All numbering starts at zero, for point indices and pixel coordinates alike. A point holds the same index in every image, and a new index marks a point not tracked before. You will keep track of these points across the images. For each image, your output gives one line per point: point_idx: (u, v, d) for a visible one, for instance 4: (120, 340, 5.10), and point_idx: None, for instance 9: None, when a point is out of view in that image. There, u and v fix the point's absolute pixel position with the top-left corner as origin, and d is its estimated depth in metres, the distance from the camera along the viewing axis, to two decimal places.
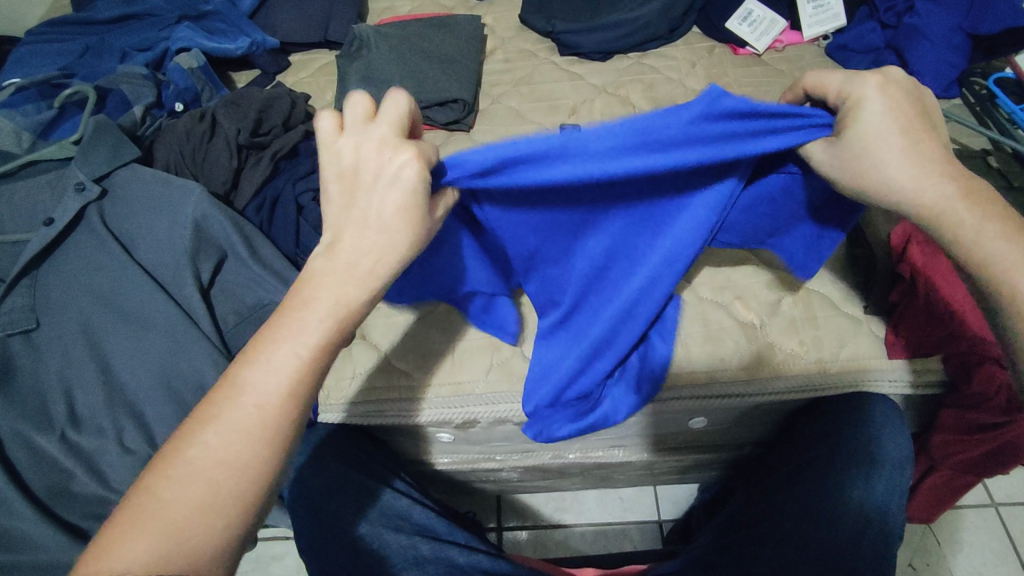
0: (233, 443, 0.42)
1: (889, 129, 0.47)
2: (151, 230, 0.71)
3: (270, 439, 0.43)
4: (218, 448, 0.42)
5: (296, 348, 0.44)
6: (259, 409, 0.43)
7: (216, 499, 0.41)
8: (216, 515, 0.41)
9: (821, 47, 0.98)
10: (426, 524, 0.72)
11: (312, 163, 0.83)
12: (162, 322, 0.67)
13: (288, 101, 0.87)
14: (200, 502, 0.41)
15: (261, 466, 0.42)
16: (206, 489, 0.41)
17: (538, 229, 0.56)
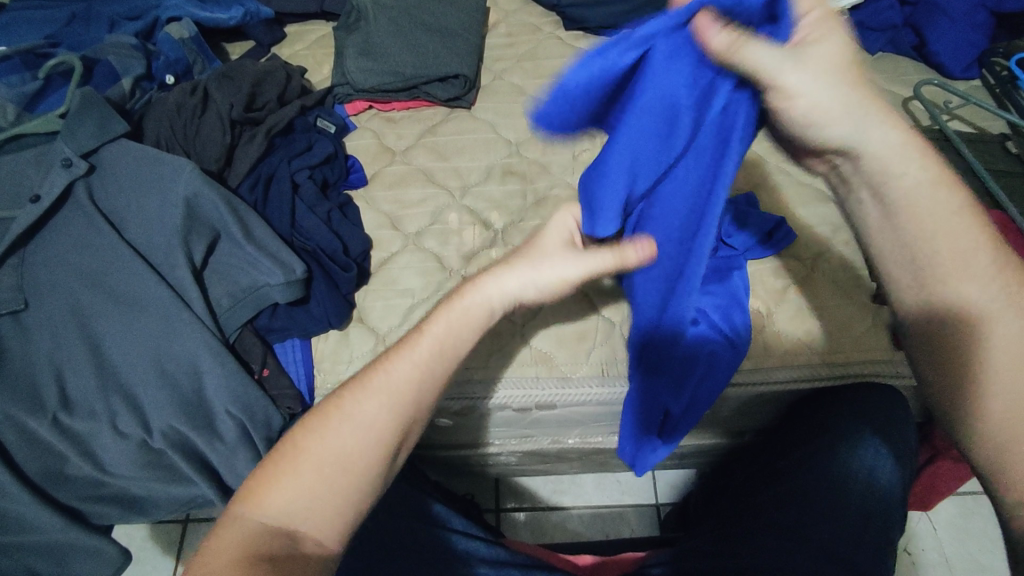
0: (383, 405, 0.48)
1: (836, 69, 0.46)
2: (141, 208, 0.69)
3: (423, 392, 0.50)
4: (376, 410, 0.48)
5: (451, 320, 0.52)
6: (382, 411, 0.48)
7: (370, 446, 0.47)
8: (367, 462, 0.47)
9: None
10: (424, 511, 0.71)
11: (309, 139, 0.82)
12: (154, 304, 0.65)
13: (282, 75, 0.85)
14: (356, 450, 0.47)
15: (395, 434, 0.48)
16: (348, 456, 0.46)
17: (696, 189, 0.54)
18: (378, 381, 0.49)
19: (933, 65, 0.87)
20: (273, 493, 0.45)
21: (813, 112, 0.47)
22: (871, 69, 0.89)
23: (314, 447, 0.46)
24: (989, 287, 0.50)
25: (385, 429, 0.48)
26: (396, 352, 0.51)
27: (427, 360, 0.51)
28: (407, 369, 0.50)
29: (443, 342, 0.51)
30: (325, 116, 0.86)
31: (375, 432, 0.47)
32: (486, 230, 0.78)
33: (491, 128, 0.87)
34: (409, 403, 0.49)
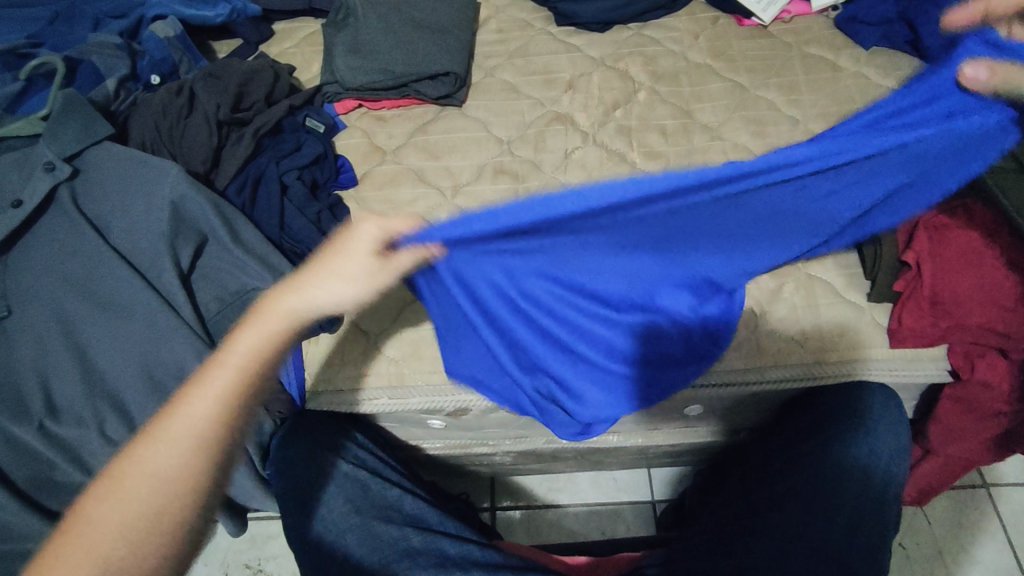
0: (172, 453, 0.45)
1: None
2: (125, 212, 0.68)
3: (223, 416, 0.47)
4: (161, 459, 0.45)
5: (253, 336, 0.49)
6: (190, 454, 0.46)
7: (167, 489, 0.44)
8: (168, 505, 0.44)
9: (831, 18, 0.94)
10: (417, 515, 0.71)
11: (297, 139, 0.81)
12: (141, 309, 0.65)
13: (270, 74, 0.84)
14: (147, 501, 0.44)
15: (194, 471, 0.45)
16: (138, 512, 0.43)
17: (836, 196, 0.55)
18: (180, 423, 0.46)
19: (927, 60, 0.86)
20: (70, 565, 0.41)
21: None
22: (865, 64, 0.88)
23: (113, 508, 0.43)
24: None
25: (188, 469, 0.45)
26: (197, 386, 0.47)
27: (231, 393, 0.48)
28: (213, 404, 0.47)
29: (244, 366, 0.48)
30: (314, 115, 0.85)
31: (183, 475, 0.45)
32: None
33: (483, 126, 0.87)
34: (208, 436, 0.46)
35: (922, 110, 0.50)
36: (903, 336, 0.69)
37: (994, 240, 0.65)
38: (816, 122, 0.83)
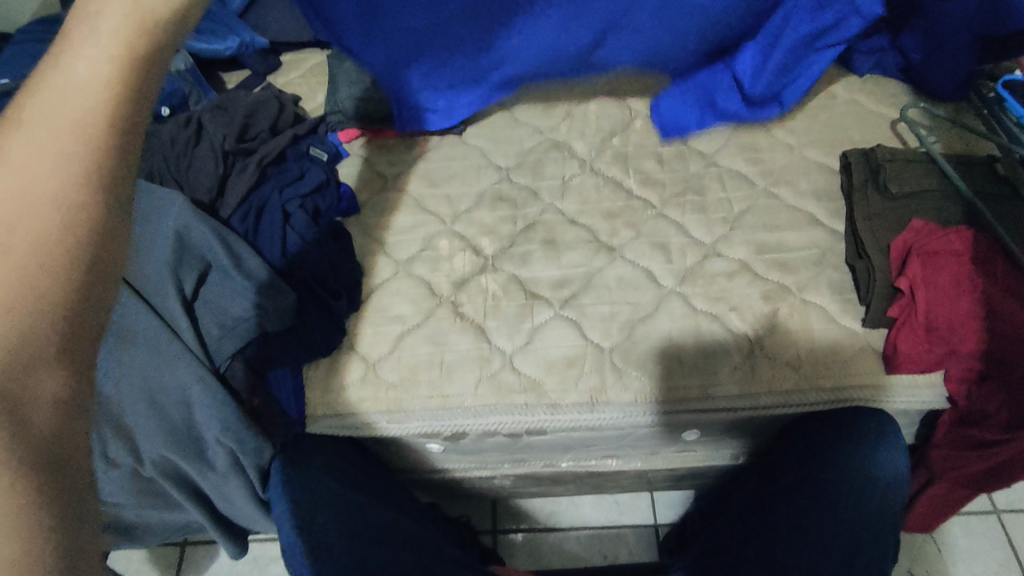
0: (34, 180, 0.31)
1: None
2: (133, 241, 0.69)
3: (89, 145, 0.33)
4: (25, 187, 0.31)
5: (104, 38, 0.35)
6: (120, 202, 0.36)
7: (47, 228, 0.31)
8: (60, 245, 0.31)
9: None
10: (410, 533, 0.75)
11: (300, 167, 0.82)
12: (144, 335, 0.66)
13: (275, 104, 0.87)
14: (16, 253, 0.30)
15: (74, 204, 0.32)
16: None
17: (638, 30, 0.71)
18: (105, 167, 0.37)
19: (921, 87, 0.88)
20: None
21: None
22: (857, 91, 0.90)
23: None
24: None
25: (62, 206, 0.31)
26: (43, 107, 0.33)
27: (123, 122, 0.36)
28: (91, 109, 0.34)
29: (107, 66, 0.35)
30: (317, 144, 0.87)
31: (74, 225, 0.31)
32: (476, 256, 0.80)
33: (482, 154, 0.89)
34: (80, 153, 0.33)
35: None
36: (899, 361, 0.68)
37: (981, 269, 0.67)
38: (809, 148, 0.85)
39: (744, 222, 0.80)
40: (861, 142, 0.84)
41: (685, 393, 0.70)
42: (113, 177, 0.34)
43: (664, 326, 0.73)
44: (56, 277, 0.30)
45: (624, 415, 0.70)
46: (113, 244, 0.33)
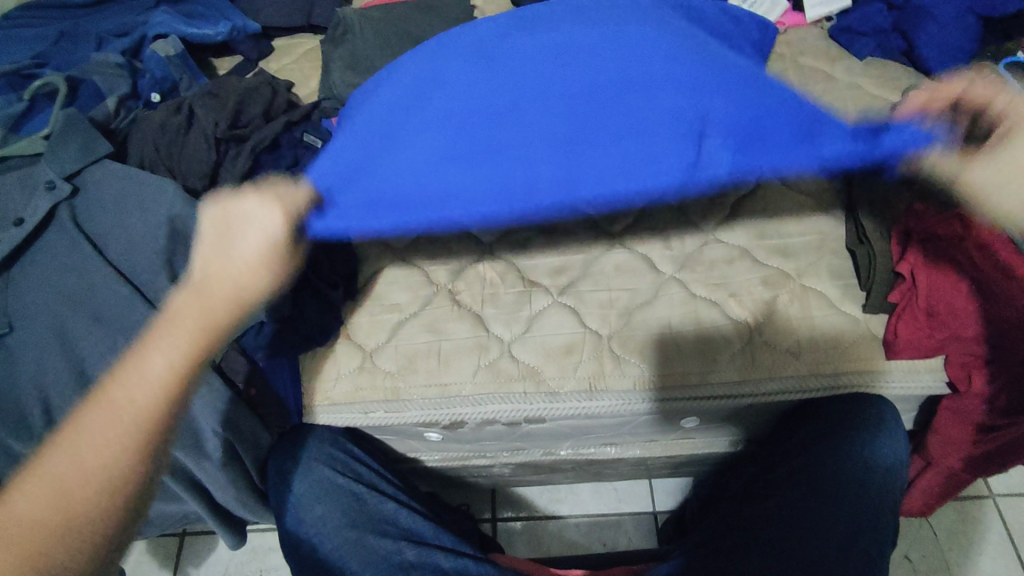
0: (101, 454, 0.44)
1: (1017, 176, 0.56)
2: (125, 229, 0.67)
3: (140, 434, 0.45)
4: (86, 454, 0.44)
5: (165, 359, 0.45)
6: (146, 408, 0.45)
7: (104, 476, 0.44)
8: (101, 488, 0.44)
9: (825, 29, 0.94)
10: (412, 528, 0.71)
11: (294, 154, 0.81)
12: (138, 326, 0.64)
13: (268, 91, 0.85)
14: (89, 477, 0.44)
15: (128, 468, 0.45)
16: (104, 470, 0.44)
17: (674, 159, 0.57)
18: (138, 365, 0.45)
19: (923, 70, 0.87)
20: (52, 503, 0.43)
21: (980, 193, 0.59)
22: (859, 75, 0.89)
23: (59, 469, 0.44)
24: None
25: (122, 460, 0.45)
26: (94, 415, 0.44)
27: (197, 335, 0.46)
28: (136, 414, 0.45)
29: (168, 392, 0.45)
30: (312, 130, 0.85)
31: (127, 484, 0.45)
32: (474, 244, 0.79)
33: None
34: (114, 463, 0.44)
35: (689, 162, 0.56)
36: (898, 347, 0.68)
37: None
38: None
39: (744, 209, 0.79)
40: None
41: (685, 378, 0.70)
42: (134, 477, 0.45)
43: (664, 314, 0.72)
44: (117, 489, 0.45)
45: (620, 401, 0.70)
46: (127, 531, 0.47)
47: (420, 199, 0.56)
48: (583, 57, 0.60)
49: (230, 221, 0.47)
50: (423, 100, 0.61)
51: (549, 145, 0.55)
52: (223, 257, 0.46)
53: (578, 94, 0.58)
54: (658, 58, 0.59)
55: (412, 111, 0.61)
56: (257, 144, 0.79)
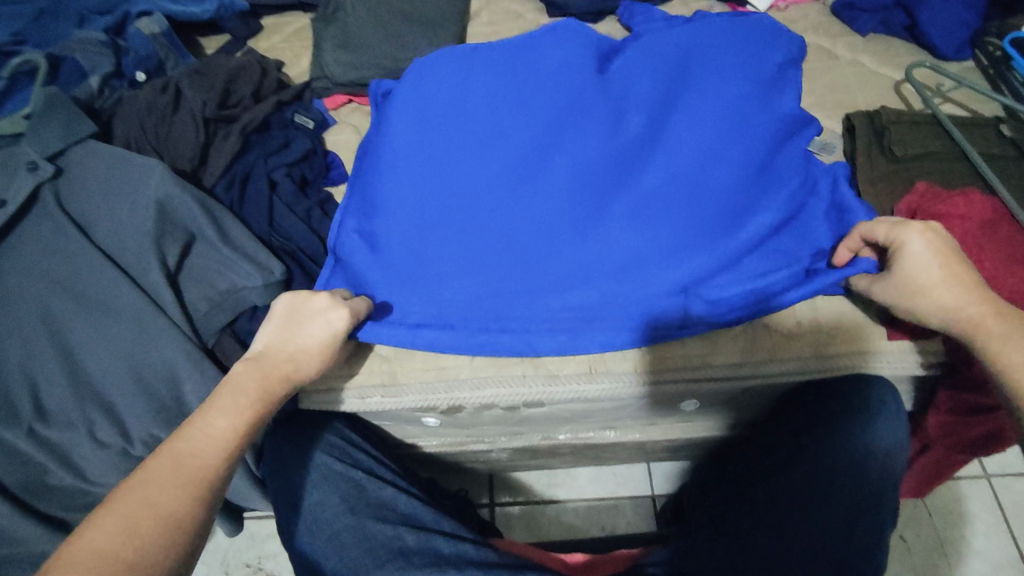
0: (164, 495, 0.43)
1: (936, 268, 0.57)
2: (111, 211, 0.65)
3: (196, 484, 0.44)
4: (152, 496, 0.43)
5: (230, 423, 0.48)
6: (220, 460, 0.46)
7: (168, 517, 0.42)
8: (163, 530, 0.42)
9: (825, 6, 0.92)
10: (410, 513, 0.69)
11: (286, 135, 0.79)
12: (128, 311, 0.62)
13: (257, 70, 0.83)
14: (153, 519, 0.42)
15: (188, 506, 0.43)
16: (169, 510, 0.42)
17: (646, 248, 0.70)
18: (208, 428, 0.47)
19: (925, 46, 0.85)
20: (118, 542, 0.40)
21: (908, 288, 0.59)
22: (861, 52, 0.87)
23: (124, 515, 0.41)
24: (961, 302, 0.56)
25: (181, 502, 0.43)
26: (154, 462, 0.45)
27: (258, 403, 0.50)
28: (207, 462, 0.46)
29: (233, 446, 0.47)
30: (303, 111, 0.84)
31: (184, 521, 0.43)
32: None
33: None
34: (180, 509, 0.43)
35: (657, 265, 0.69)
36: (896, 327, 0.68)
37: (985, 234, 0.66)
38: (811, 111, 0.83)
39: None
40: (865, 104, 0.82)
41: (686, 358, 0.68)
42: (197, 524, 0.43)
43: None
44: (180, 531, 0.42)
45: (617, 381, 0.68)
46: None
47: (452, 314, 0.69)
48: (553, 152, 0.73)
49: (296, 315, 0.56)
50: (464, 229, 0.71)
51: (571, 291, 0.69)
52: (289, 336, 0.54)
53: (566, 193, 0.71)
54: (673, 215, 0.70)
55: (450, 237, 0.71)
56: (251, 140, 0.78)
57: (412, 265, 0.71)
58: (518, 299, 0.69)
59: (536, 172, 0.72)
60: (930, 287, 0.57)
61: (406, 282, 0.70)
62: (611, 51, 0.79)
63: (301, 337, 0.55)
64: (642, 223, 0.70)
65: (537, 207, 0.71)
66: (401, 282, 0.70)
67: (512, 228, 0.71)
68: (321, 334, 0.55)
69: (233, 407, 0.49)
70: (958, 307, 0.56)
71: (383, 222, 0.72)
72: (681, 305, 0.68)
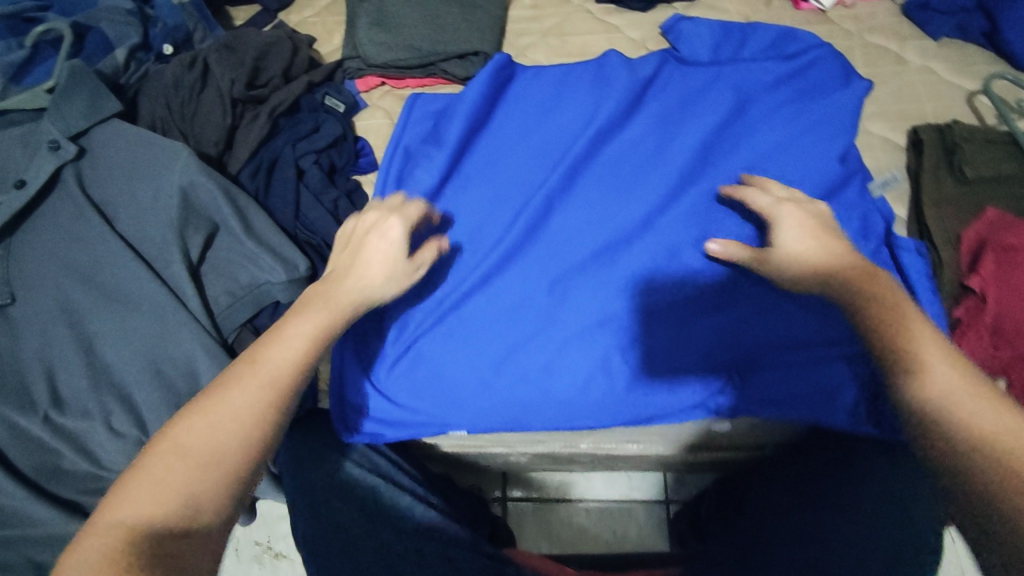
0: (240, 400, 0.43)
1: (805, 228, 0.60)
2: (133, 197, 0.62)
3: (271, 390, 0.44)
4: (236, 398, 0.43)
5: (304, 327, 0.49)
6: (264, 405, 0.43)
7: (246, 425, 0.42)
8: (240, 435, 0.42)
9: (897, 3, 0.85)
10: (429, 524, 0.67)
11: (316, 120, 0.75)
12: (149, 302, 0.60)
13: (289, 47, 0.79)
14: (230, 425, 0.42)
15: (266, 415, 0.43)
16: (246, 413, 0.42)
17: (665, 286, 0.70)
18: (258, 372, 0.45)
19: (1004, 55, 0.79)
20: (193, 444, 0.40)
21: (789, 256, 0.59)
22: (933, 57, 0.81)
23: (172, 456, 0.40)
24: (948, 376, 0.44)
25: (258, 411, 0.43)
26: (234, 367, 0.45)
27: (308, 346, 0.48)
28: (289, 361, 0.46)
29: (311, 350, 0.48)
30: (334, 93, 0.80)
31: (258, 429, 0.42)
32: (507, 230, 0.73)
33: (512, 106, 0.81)
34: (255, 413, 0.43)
35: (677, 308, 0.69)
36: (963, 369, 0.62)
37: None
38: (873, 120, 0.77)
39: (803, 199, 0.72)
40: (934, 116, 0.76)
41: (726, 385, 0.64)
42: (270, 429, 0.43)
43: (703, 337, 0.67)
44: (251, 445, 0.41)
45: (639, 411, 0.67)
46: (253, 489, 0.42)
47: (470, 346, 0.69)
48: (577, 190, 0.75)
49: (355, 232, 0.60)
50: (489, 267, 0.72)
51: (588, 346, 0.68)
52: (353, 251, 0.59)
53: (588, 232, 0.73)
54: (695, 273, 0.70)
55: (474, 276, 0.71)
56: (280, 125, 0.75)
57: (439, 306, 0.71)
58: (534, 349, 0.69)
59: (565, 225, 0.74)
60: (808, 252, 0.58)
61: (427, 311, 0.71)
62: (645, 87, 0.80)
63: (365, 243, 0.58)
64: (664, 279, 0.70)
65: (561, 257, 0.72)
66: (424, 311, 0.71)
67: (533, 261, 0.72)
68: (381, 238, 0.58)
69: (279, 351, 0.47)
70: (934, 367, 0.45)
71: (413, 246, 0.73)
72: (701, 369, 0.67)
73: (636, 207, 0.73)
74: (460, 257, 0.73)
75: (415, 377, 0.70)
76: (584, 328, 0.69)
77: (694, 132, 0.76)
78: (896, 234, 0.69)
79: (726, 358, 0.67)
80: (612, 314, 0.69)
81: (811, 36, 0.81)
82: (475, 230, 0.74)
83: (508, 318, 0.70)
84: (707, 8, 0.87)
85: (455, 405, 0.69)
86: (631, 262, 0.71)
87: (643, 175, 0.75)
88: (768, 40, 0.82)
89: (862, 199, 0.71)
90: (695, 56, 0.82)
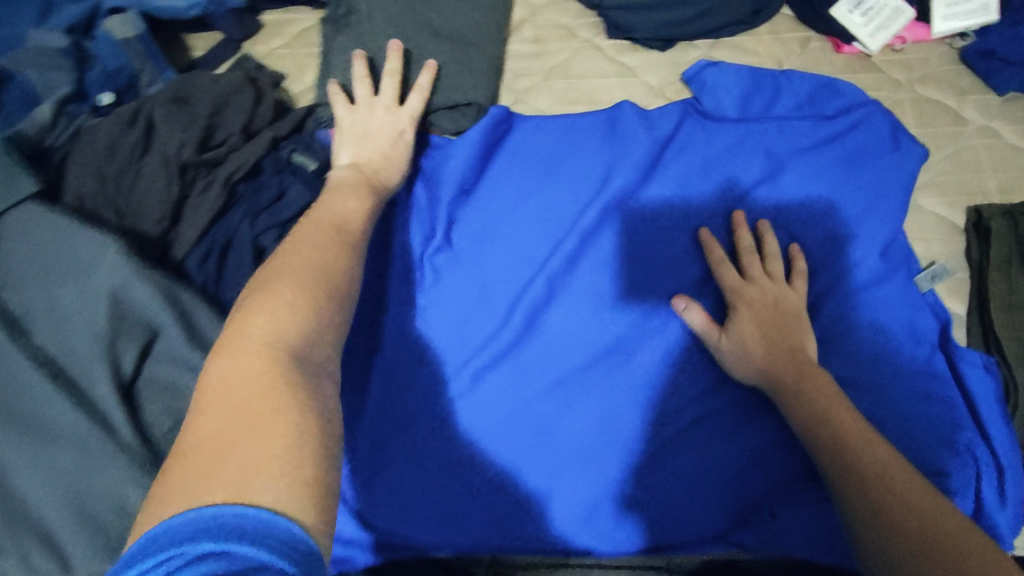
0: (318, 259, 0.47)
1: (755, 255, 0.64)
2: (53, 302, 0.52)
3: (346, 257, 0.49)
4: (315, 259, 0.47)
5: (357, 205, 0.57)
6: (341, 264, 0.48)
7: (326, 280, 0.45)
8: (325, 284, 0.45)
9: (954, 48, 0.74)
10: None
11: (280, 185, 0.64)
12: (67, 433, 0.50)
13: (250, 95, 0.67)
14: (315, 279, 0.45)
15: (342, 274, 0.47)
16: (323, 267, 0.46)
17: (679, 397, 0.62)
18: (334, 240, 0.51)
19: None
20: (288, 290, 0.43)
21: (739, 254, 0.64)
22: (996, 115, 0.70)
23: (270, 304, 0.42)
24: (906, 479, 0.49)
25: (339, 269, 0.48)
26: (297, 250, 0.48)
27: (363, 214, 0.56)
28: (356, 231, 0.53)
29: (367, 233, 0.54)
30: (302, 148, 0.67)
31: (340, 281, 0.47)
32: (504, 322, 0.64)
33: (510, 164, 0.70)
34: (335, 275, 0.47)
35: (693, 423, 0.61)
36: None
37: None
38: (924, 193, 0.67)
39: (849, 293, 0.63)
40: (996, 190, 0.67)
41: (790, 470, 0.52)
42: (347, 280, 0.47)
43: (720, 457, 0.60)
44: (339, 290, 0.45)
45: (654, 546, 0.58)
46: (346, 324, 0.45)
47: (462, 455, 0.60)
48: (585, 274, 0.66)
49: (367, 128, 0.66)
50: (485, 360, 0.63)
51: (597, 464, 0.60)
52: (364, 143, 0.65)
53: (596, 328, 0.64)
54: (716, 388, 0.62)
55: (469, 379, 0.62)
56: (239, 195, 0.64)
57: (426, 407, 0.62)
58: (539, 468, 0.60)
59: (572, 317, 0.65)
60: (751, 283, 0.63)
61: (410, 412, 0.61)
62: (662, 148, 0.70)
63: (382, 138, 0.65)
64: (677, 386, 0.62)
65: (568, 357, 0.63)
66: (406, 414, 0.61)
67: (533, 355, 0.63)
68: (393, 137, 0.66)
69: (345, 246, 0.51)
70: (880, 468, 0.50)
71: (396, 335, 0.64)
72: (731, 498, 0.59)
73: (646, 301, 0.65)
74: (450, 348, 0.64)
75: (398, 493, 0.60)
76: (592, 443, 0.61)
77: (713, 209, 0.68)
78: (953, 339, 0.61)
79: (757, 486, 0.59)
80: (619, 427, 0.61)
81: (854, 90, 0.70)
82: (467, 316, 0.65)
83: (505, 424, 0.61)
84: (735, 51, 0.76)
85: (448, 533, 0.59)
86: (641, 368, 0.63)
87: (659, 259, 0.66)
88: (806, 92, 0.71)
89: (904, 294, 0.62)
90: (721, 110, 0.71)
